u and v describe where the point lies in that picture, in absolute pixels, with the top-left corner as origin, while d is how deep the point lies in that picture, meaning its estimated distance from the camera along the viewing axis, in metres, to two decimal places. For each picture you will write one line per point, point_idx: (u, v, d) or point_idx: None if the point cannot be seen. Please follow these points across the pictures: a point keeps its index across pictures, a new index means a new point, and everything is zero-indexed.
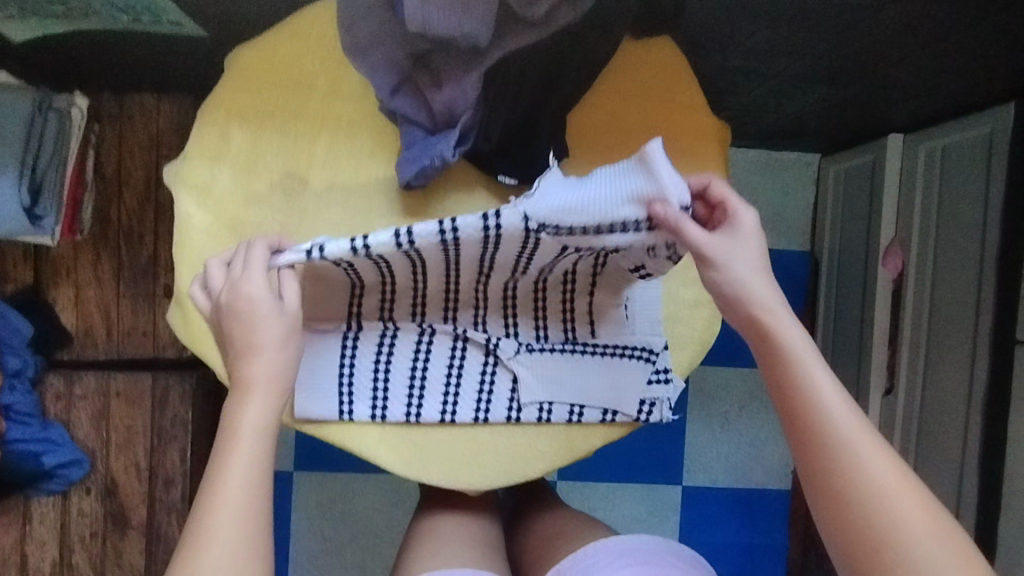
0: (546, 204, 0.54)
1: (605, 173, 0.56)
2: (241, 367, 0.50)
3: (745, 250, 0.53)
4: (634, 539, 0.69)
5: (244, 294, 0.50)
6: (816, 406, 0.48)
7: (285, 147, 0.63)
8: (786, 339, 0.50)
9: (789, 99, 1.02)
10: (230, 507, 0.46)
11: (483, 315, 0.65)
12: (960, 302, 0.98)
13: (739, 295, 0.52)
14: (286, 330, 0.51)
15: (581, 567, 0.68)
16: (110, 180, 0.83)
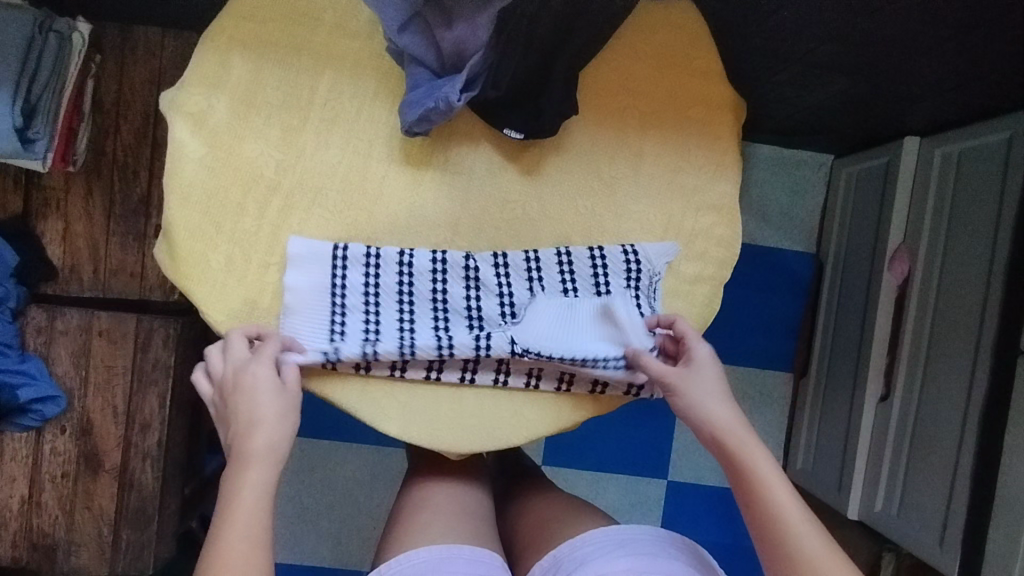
0: (533, 338, 0.59)
1: (589, 314, 0.61)
2: (243, 440, 0.54)
3: (705, 382, 0.60)
4: (633, 529, 0.67)
5: (253, 379, 0.55)
6: (756, 493, 0.55)
7: (286, 81, 0.61)
8: (730, 442, 0.58)
9: (806, 89, 1.00)
10: (245, 558, 0.48)
11: (478, 282, 0.62)
12: (965, 309, 0.96)
13: (701, 421, 0.59)
14: (286, 404, 0.55)
15: (576, 556, 0.66)
16: (108, 112, 0.81)
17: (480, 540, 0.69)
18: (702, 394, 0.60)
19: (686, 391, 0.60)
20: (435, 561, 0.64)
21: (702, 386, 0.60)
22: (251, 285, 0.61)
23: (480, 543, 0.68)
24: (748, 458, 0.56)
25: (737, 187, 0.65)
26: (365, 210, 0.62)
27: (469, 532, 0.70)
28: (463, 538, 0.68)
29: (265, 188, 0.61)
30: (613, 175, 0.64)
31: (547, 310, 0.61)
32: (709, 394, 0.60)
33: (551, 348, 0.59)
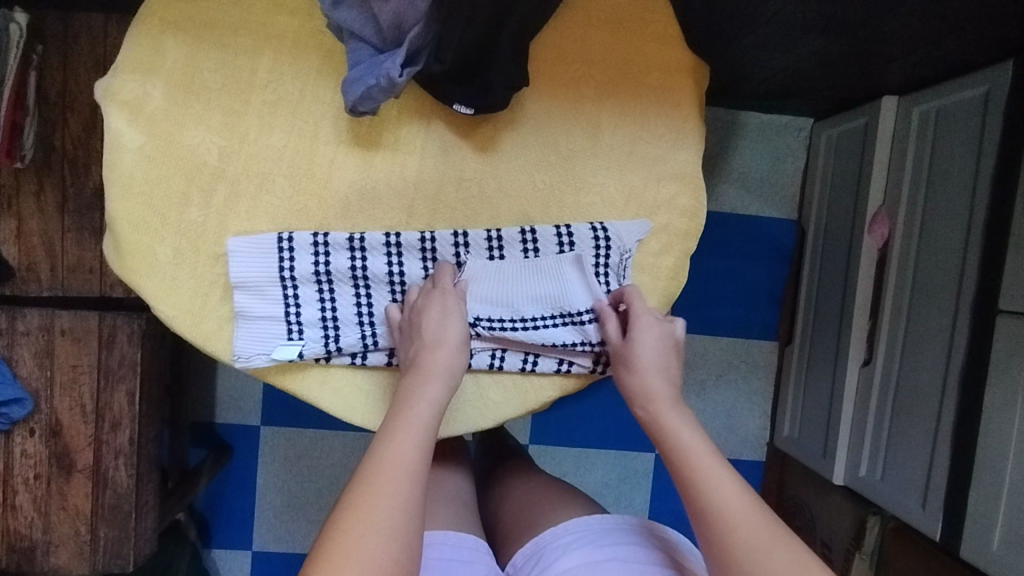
0: (479, 301, 0.60)
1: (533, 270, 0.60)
2: (423, 351, 0.57)
3: (648, 343, 0.58)
4: (614, 518, 0.67)
5: (254, 286, 0.59)
6: (688, 466, 0.53)
7: (223, 64, 0.58)
8: (661, 416, 0.57)
9: (780, 51, 0.97)
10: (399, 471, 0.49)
11: (434, 254, 0.61)
12: (944, 270, 0.95)
13: (634, 386, 0.58)
14: (436, 298, 0.58)
15: (559, 544, 0.66)
16: (54, 105, 0.78)
17: (464, 525, 0.69)
18: (651, 365, 0.58)
19: (637, 362, 0.58)
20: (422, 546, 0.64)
21: (652, 354, 0.59)
22: (202, 278, 0.60)
23: (459, 529, 0.68)
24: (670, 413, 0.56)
25: (699, 155, 0.63)
26: (316, 195, 0.60)
27: (451, 518, 0.69)
28: (450, 522, 0.68)
29: (209, 176, 0.59)
30: (570, 149, 0.62)
31: (489, 272, 0.60)
32: (657, 364, 0.58)
33: (494, 312, 0.60)
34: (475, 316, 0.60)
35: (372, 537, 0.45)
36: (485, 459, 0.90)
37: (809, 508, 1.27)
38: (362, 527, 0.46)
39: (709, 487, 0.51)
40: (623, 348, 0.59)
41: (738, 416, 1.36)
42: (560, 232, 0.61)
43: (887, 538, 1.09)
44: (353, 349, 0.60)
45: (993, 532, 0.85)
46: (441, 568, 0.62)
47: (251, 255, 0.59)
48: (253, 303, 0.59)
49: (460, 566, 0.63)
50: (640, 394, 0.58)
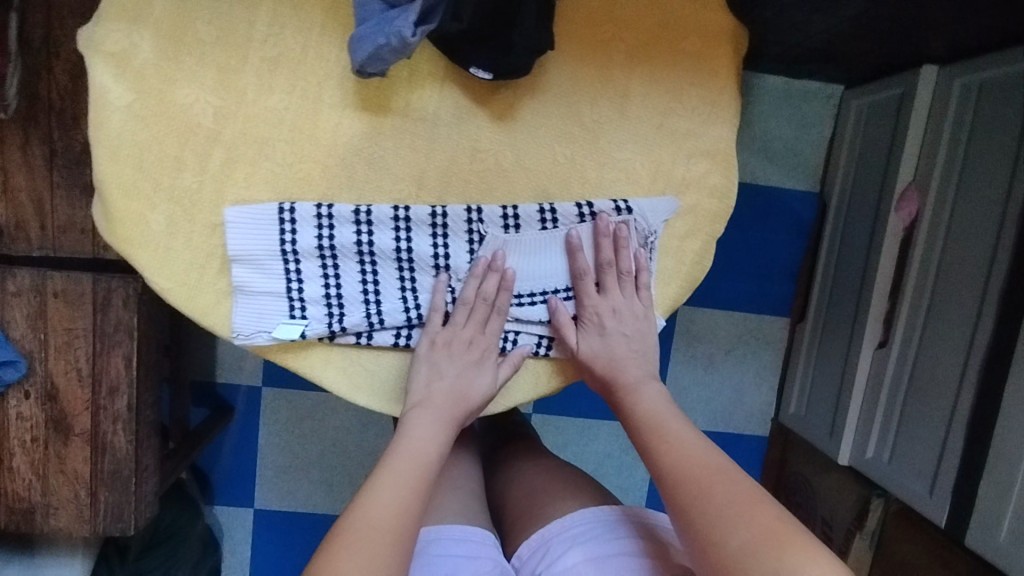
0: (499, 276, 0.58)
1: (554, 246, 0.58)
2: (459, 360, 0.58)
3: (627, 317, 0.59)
4: (618, 508, 0.66)
5: (255, 259, 0.55)
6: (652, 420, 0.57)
7: (217, 14, 0.53)
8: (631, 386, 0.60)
9: (818, 12, 0.90)
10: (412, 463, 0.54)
11: (445, 230, 0.57)
12: (974, 254, 0.91)
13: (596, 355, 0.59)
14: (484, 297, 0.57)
15: (567, 535, 0.65)
16: (38, 51, 0.72)
17: (470, 517, 0.68)
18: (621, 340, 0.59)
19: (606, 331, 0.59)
20: (423, 544, 0.63)
21: (623, 346, 0.59)
22: (198, 249, 0.56)
23: (466, 521, 0.67)
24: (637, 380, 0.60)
25: (734, 130, 0.58)
26: (319, 163, 0.56)
27: (455, 509, 0.68)
28: (452, 515, 0.67)
29: (203, 139, 0.54)
30: (595, 119, 0.57)
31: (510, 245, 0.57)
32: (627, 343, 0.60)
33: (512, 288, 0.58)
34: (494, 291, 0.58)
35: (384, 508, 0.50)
36: (491, 437, 0.89)
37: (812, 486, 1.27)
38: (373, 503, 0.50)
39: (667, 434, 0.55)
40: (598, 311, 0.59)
41: (743, 393, 1.35)
42: (581, 209, 0.58)
43: (889, 520, 1.09)
44: (358, 329, 0.57)
45: (1000, 523, 0.84)
46: (445, 567, 0.62)
47: (250, 228, 0.55)
48: (253, 277, 0.56)
49: (464, 563, 0.62)
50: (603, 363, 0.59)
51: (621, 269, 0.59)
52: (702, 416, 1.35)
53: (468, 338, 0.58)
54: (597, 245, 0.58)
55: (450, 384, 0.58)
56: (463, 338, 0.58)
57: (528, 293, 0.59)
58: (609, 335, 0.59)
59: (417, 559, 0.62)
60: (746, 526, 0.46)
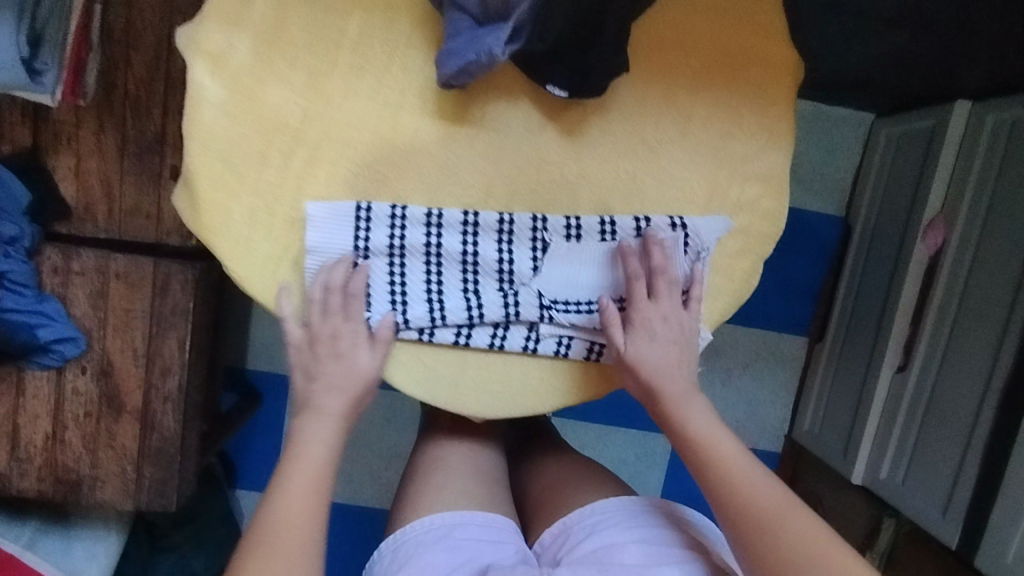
0: (557, 283, 0.60)
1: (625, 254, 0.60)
2: (343, 353, 0.58)
3: (669, 324, 0.60)
4: (637, 500, 0.69)
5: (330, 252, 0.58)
6: (700, 444, 0.58)
7: (311, 22, 0.56)
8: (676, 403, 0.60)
9: (862, 44, 0.94)
10: (306, 465, 0.56)
11: (510, 237, 0.60)
12: (999, 285, 0.94)
13: (640, 366, 0.59)
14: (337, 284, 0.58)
15: (587, 524, 0.68)
16: (118, 42, 0.75)
17: (493, 505, 0.71)
18: (663, 348, 0.60)
19: (650, 339, 0.59)
20: (449, 527, 0.66)
21: (667, 354, 0.59)
22: (276, 241, 0.59)
23: (493, 509, 0.70)
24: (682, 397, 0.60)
25: (789, 157, 0.61)
26: (395, 167, 0.58)
27: (479, 497, 0.71)
28: (476, 502, 0.70)
29: (289, 138, 0.57)
30: (658, 140, 0.60)
31: (572, 255, 0.60)
32: (671, 352, 0.60)
33: (569, 295, 0.60)
34: (552, 297, 0.60)
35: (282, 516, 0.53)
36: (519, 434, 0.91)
37: (823, 502, 1.30)
38: (275, 511, 0.54)
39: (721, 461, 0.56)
40: (642, 316, 0.59)
41: (758, 408, 1.38)
42: (640, 223, 0.60)
43: (899, 540, 1.11)
44: (420, 323, 0.59)
45: (1013, 547, 0.86)
46: (473, 549, 0.64)
47: (328, 225, 0.58)
48: (326, 271, 0.59)
49: (488, 546, 0.65)
50: (648, 374, 0.59)
51: (672, 277, 0.60)
52: None
53: (340, 326, 0.58)
54: (645, 253, 0.60)
55: (324, 384, 0.59)
56: (326, 336, 0.58)
57: (585, 301, 0.61)
58: (650, 342, 0.59)
59: (444, 541, 0.65)
60: (809, 563, 0.51)
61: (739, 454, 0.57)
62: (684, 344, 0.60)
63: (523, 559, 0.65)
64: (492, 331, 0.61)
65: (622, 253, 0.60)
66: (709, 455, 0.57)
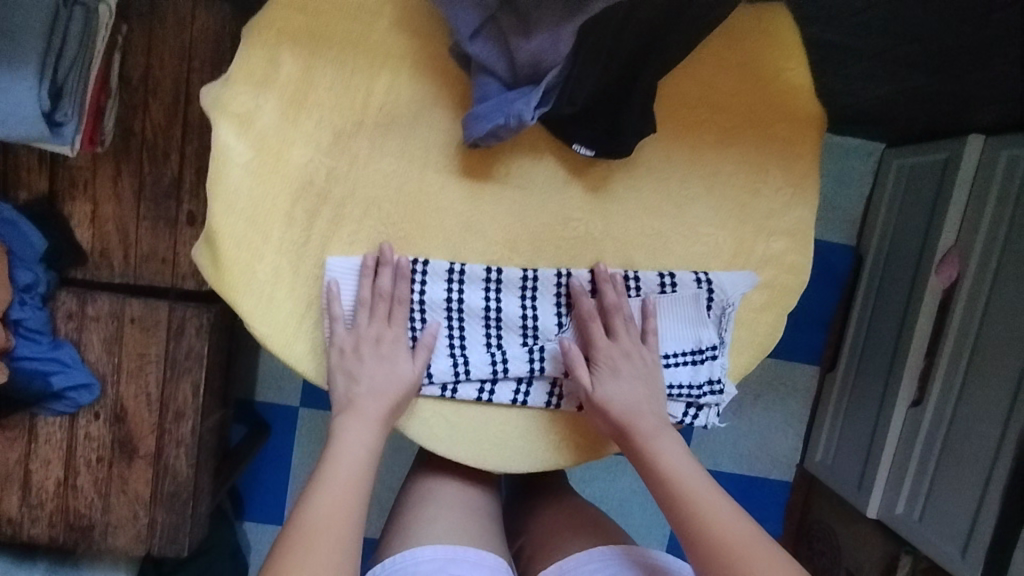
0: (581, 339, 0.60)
1: (651, 310, 0.60)
2: (372, 356, 0.57)
3: (634, 359, 0.59)
4: (635, 549, 0.68)
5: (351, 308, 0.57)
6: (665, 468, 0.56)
7: (338, 81, 0.56)
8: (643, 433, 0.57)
9: (879, 84, 0.94)
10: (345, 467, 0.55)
11: (534, 292, 0.59)
12: (1016, 324, 0.94)
13: (611, 403, 0.57)
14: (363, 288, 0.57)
15: (584, 570, 0.67)
16: (136, 88, 0.75)
17: (485, 543, 0.70)
18: (631, 381, 0.58)
19: (616, 371, 0.58)
20: (442, 561, 0.65)
21: (631, 388, 0.58)
22: (300, 297, 0.58)
23: (485, 548, 0.69)
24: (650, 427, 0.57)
25: (814, 211, 0.61)
26: (420, 224, 0.58)
27: (473, 533, 0.71)
28: (469, 538, 0.69)
29: (314, 197, 0.57)
30: (684, 196, 0.60)
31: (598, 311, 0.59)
32: (638, 387, 0.58)
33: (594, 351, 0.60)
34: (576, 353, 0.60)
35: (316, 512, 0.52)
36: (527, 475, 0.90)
37: (833, 533, 1.29)
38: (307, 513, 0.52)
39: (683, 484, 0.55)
40: (607, 351, 0.58)
41: (768, 437, 1.37)
42: (664, 278, 0.60)
43: None
44: (443, 379, 0.59)
45: None
46: None
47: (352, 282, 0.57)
48: (345, 328, 0.58)
49: None
50: (621, 411, 0.57)
51: (626, 314, 0.60)
52: (728, 458, 1.36)
53: (377, 334, 0.57)
54: (600, 291, 0.59)
55: (368, 389, 0.57)
56: (370, 338, 0.57)
57: None
58: (619, 374, 0.58)
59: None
60: None
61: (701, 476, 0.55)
62: (651, 377, 0.59)
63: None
64: (515, 387, 0.60)
65: (599, 279, 0.59)
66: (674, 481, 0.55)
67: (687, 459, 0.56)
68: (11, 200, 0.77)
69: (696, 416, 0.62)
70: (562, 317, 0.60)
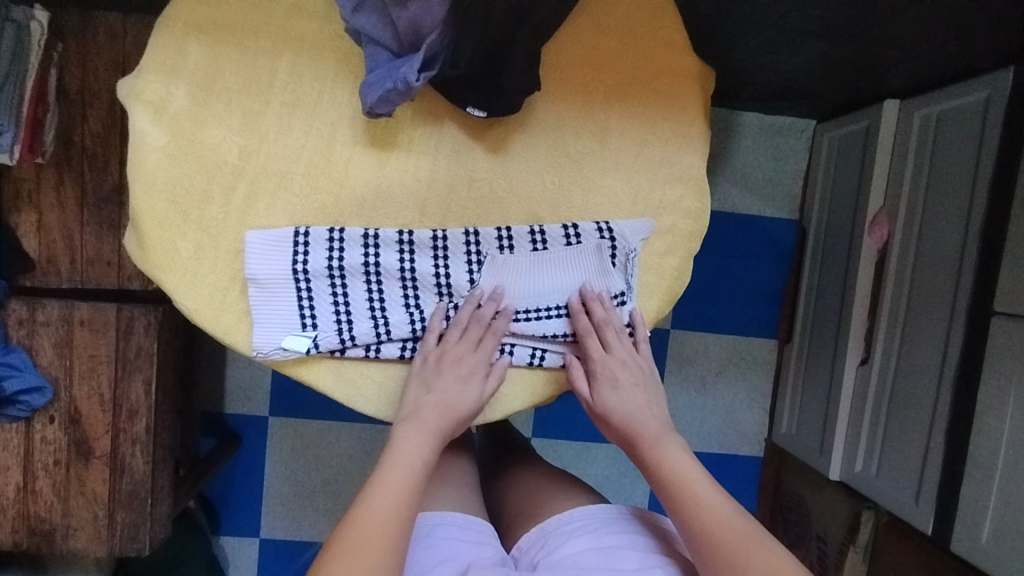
0: (497, 296, 0.63)
1: (558, 261, 0.63)
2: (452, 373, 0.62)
3: (634, 370, 0.65)
4: (611, 506, 0.71)
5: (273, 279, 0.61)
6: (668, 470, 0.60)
7: (244, 66, 0.60)
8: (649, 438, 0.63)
9: (786, 55, 0.99)
10: (404, 471, 0.59)
11: (445, 252, 0.62)
12: (941, 271, 0.97)
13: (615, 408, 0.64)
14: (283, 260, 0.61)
15: (565, 530, 0.68)
16: (74, 102, 0.79)
17: (472, 509, 0.72)
18: (631, 390, 0.64)
19: (618, 382, 0.64)
20: (429, 526, 0.68)
21: (637, 397, 0.64)
22: (223, 271, 0.61)
23: (474, 513, 0.72)
24: (654, 432, 0.63)
25: (704, 158, 0.65)
26: (332, 194, 0.62)
27: (461, 501, 0.73)
28: (456, 505, 0.72)
29: (229, 174, 0.61)
30: (579, 151, 0.64)
31: (512, 267, 0.63)
32: (639, 396, 0.65)
33: (509, 304, 0.63)
34: (492, 308, 0.62)
35: (381, 509, 0.56)
36: (491, 450, 0.90)
37: (804, 502, 1.30)
38: (370, 512, 0.55)
39: (684, 478, 0.59)
40: (607, 363, 0.64)
41: (736, 413, 1.39)
42: (570, 230, 0.64)
43: (881, 532, 1.12)
44: (366, 340, 0.62)
45: (981, 526, 0.87)
46: (452, 551, 0.65)
47: (271, 254, 0.61)
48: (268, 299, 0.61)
49: (467, 547, 0.66)
50: (622, 415, 0.64)
51: (607, 286, 0.64)
52: (697, 437, 1.38)
53: (459, 355, 0.62)
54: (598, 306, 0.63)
55: (437, 399, 0.62)
56: (454, 356, 0.62)
57: (524, 310, 0.63)
58: (621, 390, 0.64)
59: (424, 540, 0.66)
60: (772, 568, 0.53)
61: (697, 470, 0.60)
62: (649, 381, 0.66)
63: (502, 560, 0.67)
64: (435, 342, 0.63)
65: (586, 296, 0.63)
66: (675, 478, 0.60)
67: (686, 457, 0.61)
68: None
69: None
70: (475, 274, 0.63)
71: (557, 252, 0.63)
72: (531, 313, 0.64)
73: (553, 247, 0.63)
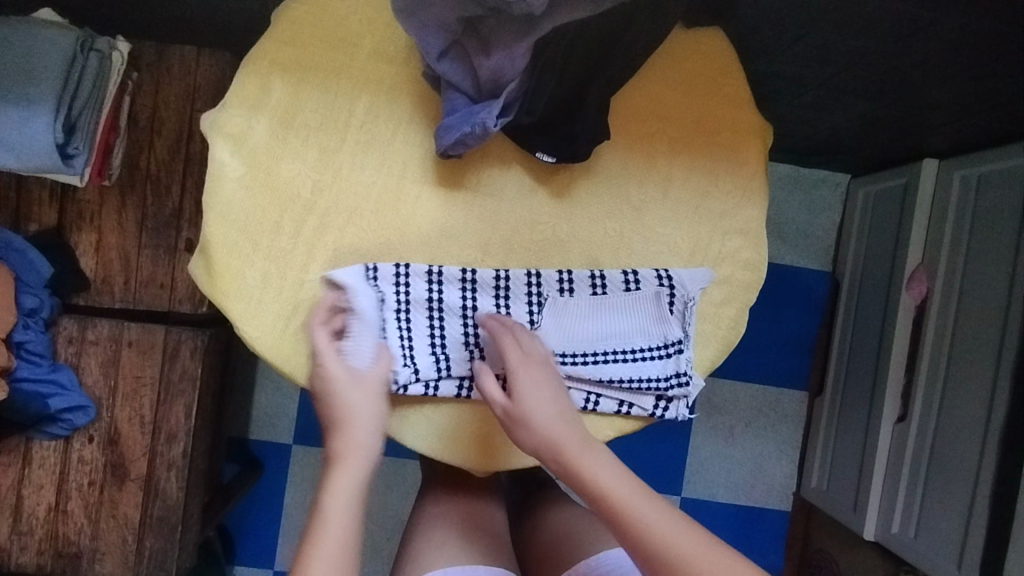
0: (557, 339, 0.62)
1: (619, 306, 0.63)
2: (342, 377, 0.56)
3: (541, 379, 0.57)
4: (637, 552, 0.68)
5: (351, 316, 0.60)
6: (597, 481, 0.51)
7: (324, 105, 0.62)
8: (571, 447, 0.53)
9: (829, 113, 1.01)
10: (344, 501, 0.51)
11: (507, 293, 0.62)
12: (984, 332, 0.96)
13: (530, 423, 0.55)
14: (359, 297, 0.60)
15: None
16: (143, 128, 0.82)
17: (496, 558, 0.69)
18: (538, 401, 0.56)
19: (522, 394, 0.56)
20: None
21: (544, 408, 0.56)
22: (286, 301, 0.62)
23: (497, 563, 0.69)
24: (576, 442, 0.54)
25: (763, 211, 0.66)
26: (398, 231, 0.63)
27: (483, 548, 0.70)
28: (477, 556, 0.69)
29: (301, 208, 0.62)
30: (641, 199, 0.65)
31: (574, 309, 0.62)
32: (550, 405, 0.56)
33: (569, 347, 0.62)
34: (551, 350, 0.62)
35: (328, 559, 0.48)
36: (517, 490, 0.88)
37: None
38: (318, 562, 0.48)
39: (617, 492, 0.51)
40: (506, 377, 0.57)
41: (764, 465, 1.36)
42: (629, 276, 0.64)
43: None
44: (426, 376, 0.61)
45: None
46: None
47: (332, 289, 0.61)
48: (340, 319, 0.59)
49: None
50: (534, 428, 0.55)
51: (666, 335, 0.63)
52: (723, 488, 1.35)
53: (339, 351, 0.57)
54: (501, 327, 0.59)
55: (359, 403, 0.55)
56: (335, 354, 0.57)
57: (582, 354, 0.62)
58: (525, 400, 0.56)
59: None
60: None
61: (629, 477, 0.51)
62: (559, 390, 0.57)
63: None
64: None
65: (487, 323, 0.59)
66: (608, 493, 0.51)
67: (613, 464, 0.52)
68: (22, 232, 0.83)
69: (666, 409, 0.65)
70: (536, 315, 0.62)
71: (619, 297, 0.63)
72: (588, 358, 0.63)
73: (613, 291, 0.63)
